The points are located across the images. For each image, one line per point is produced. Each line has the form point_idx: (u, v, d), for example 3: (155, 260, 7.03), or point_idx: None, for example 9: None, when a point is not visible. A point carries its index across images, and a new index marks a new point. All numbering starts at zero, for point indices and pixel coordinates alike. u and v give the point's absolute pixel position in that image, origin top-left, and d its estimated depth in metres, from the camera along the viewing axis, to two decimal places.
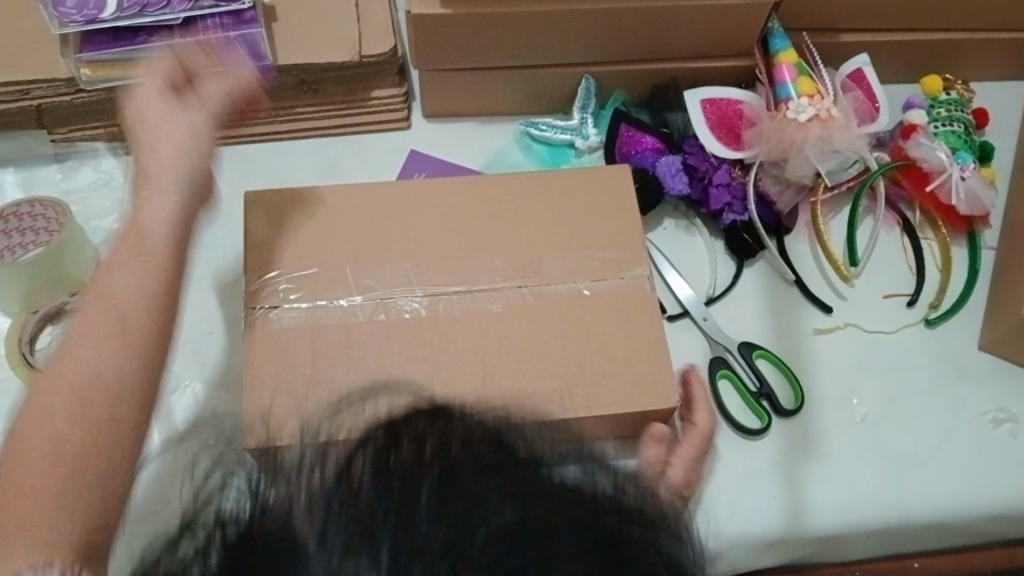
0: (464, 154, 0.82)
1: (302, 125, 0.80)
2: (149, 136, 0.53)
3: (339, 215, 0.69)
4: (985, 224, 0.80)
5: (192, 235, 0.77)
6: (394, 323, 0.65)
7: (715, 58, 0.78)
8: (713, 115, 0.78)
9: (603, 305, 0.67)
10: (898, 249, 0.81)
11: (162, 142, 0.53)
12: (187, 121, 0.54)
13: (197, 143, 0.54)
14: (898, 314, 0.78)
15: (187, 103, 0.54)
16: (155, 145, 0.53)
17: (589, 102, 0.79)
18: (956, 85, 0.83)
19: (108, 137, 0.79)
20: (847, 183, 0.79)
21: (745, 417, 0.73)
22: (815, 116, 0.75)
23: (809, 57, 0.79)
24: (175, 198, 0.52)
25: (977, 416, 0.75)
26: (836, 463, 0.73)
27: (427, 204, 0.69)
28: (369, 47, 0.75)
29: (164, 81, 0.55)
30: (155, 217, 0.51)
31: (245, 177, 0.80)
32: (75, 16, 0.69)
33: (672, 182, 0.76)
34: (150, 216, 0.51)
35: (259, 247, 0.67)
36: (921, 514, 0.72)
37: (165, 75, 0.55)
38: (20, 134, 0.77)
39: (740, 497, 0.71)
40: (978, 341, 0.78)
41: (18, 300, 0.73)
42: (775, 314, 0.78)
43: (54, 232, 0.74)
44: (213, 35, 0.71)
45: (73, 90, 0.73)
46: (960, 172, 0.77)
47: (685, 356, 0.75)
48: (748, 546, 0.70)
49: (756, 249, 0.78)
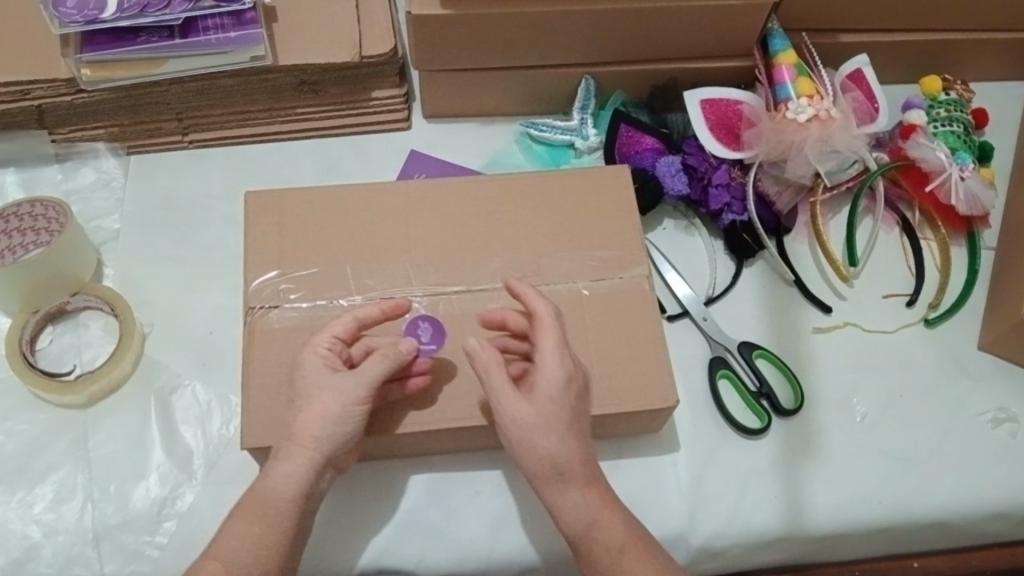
0: (464, 154, 0.82)
1: (303, 126, 0.80)
2: (307, 392, 0.59)
3: (339, 215, 0.69)
4: (985, 223, 0.81)
5: (193, 235, 0.78)
6: (394, 325, 0.65)
7: (714, 59, 0.79)
8: (713, 115, 0.78)
9: (602, 305, 0.67)
10: (898, 249, 0.81)
11: (314, 417, 0.58)
12: (339, 404, 0.58)
13: (346, 415, 0.58)
14: (898, 313, 0.78)
15: (344, 386, 0.58)
16: (307, 410, 0.58)
17: (589, 103, 0.79)
18: (956, 85, 0.83)
19: (108, 137, 0.78)
20: (846, 183, 0.79)
21: (745, 417, 0.73)
22: (815, 116, 0.75)
23: (809, 57, 0.79)
24: (303, 461, 0.58)
25: (977, 416, 0.75)
26: (837, 463, 0.73)
27: (427, 203, 0.70)
28: (370, 47, 0.75)
29: (326, 356, 0.60)
30: (281, 480, 0.58)
31: (246, 177, 0.80)
32: (75, 16, 0.68)
33: (672, 182, 0.76)
34: (281, 469, 0.58)
35: (260, 247, 0.67)
36: (921, 514, 0.72)
37: (331, 340, 0.61)
38: (20, 134, 0.77)
39: (740, 496, 0.71)
40: (978, 341, 0.78)
41: (18, 301, 0.73)
42: (774, 314, 0.78)
43: (54, 232, 0.74)
44: (213, 36, 0.71)
45: (73, 90, 0.73)
46: (960, 172, 0.77)
47: (685, 356, 0.75)
48: (747, 545, 0.71)
49: (756, 248, 0.78)
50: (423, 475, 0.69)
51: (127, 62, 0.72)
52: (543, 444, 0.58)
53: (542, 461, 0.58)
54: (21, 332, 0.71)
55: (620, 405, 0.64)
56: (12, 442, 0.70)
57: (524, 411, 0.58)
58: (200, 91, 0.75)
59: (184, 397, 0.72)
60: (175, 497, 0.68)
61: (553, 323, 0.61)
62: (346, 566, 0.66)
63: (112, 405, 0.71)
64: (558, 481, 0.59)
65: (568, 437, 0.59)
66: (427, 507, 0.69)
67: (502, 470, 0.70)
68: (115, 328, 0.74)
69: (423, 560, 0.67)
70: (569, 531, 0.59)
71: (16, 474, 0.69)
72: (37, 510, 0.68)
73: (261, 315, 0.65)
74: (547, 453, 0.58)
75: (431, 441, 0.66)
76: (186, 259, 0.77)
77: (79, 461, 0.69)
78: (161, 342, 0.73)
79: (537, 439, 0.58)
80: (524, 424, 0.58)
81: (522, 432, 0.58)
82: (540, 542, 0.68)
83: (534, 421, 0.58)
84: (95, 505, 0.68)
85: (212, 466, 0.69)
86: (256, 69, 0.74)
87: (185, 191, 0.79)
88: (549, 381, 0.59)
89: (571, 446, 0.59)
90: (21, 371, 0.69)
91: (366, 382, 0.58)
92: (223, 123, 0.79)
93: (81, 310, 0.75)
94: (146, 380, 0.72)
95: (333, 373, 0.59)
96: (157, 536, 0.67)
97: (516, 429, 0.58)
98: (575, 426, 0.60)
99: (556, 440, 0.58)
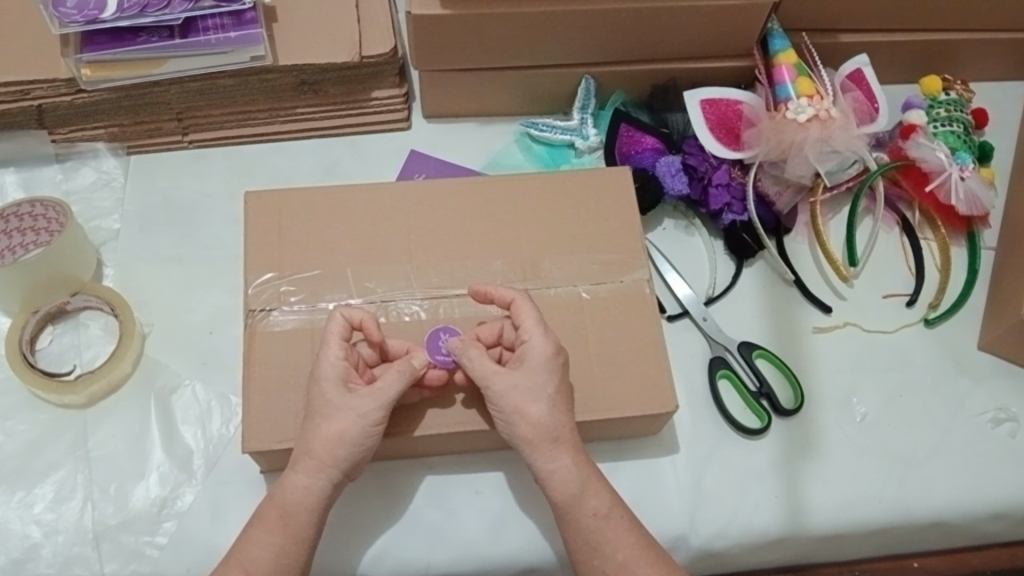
0: (464, 155, 0.82)
1: (302, 125, 0.80)
2: (326, 410, 0.58)
3: (337, 216, 0.69)
4: (985, 223, 0.81)
5: (193, 235, 0.78)
6: (394, 326, 0.65)
7: (714, 59, 0.79)
8: (713, 116, 0.78)
9: (601, 307, 0.67)
10: (898, 249, 0.81)
11: (334, 437, 0.58)
12: (354, 416, 0.58)
13: (365, 436, 0.58)
14: (897, 313, 0.78)
15: (362, 403, 0.58)
16: (326, 428, 0.58)
17: (589, 103, 0.79)
18: (956, 85, 0.83)
19: (108, 137, 0.78)
20: (847, 183, 0.79)
21: (745, 417, 0.73)
22: (815, 116, 0.75)
23: (809, 57, 0.79)
24: (314, 459, 0.58)
25: (977, 416, 0.75)
26: (836, 463, 0.73)
27: (427, 204, 0.70)
28: (370, 47, 0.75)
29: (342, 370, 0.60)
30: (301, 492, 0.58)
31: (246, 177, 0.80)
32: (75, 16, 0.68)
33: (672, 181, 0.76)
34: (302, 482, 0.58)
35: (260, 247, 0.67)
36: (921, 513, 0.72)
37: (343, 350, 0.60)
38: (20, 134, 0.77)
39: (739, 498, 0.71)
40: (978, 341, 0.78)
41: (16, 301, 0.73)
42: (774, 314, 0.78)
43: (54, 232, 0.74)
44: (212, 36, 0.71)
45: (73, 90, 0.73)
46: (960, 172, 0.77)
47: (685, 355, 0.75)
48: (747, 544, 0.71)
49: (756, 248, 0.78)
50: (423, 475, 0.69)
51: (127, 61, 0.72)
52: (534, 411, 0.59)
53: (535, 428, 0.59)
54: (21, 332, 0.71)
55: (620, 409, 0.64)
56: (12, 442, 0.70)
57: (516, 380, 0.59)
58: (199, 91, 0.75)
59: (183, 397, 0.72)
60: (175, 497, 0.68)
61: (529, 304, 0.62)
62: (347, 566, 0.66)
63: (112, 406, 0.71)
64: (550, 474, 0.59)
65: (559, 405, 0.60)
66: (427, 508, 0.69)
67: (502, 471, 0.70)
68: (115, 328, 0.74)
69: (423, 560, 0.67)
70: (570, 507, 0.59)
71: (16, 474, 0.69)
72: (37, 510, 0.68)
73: (262, 318, 0.65)
74: (540, 427, 0.59)
75: (432, 443, 0.66)
76: (186, 259, 0.77)
77: (79, 461, 0.69)
78: (161, 342, 0.73)
79: (533, 411, 0.59)
80: (515, 395, 0.59)
81: (514, 402, 0.59)
82: (540, 541, 0.68)
83: (527, 394, 0.59)
84: (95, 505, 0.68)
85: (212, 467, 0.69)
86: (256, 69, 0.74)
87: (185, 190, 0.79)
88: (537, 352, 0.59)
89: (563, 415, 0.60)
90: (19, 368, 0.69)
91: (385, 402, 0.58)
92: (223, 122, 0.79)
93: (81, 311, 0.75)
94: (147, 381, 0.72)
95: (349, 392, 0.59)
96: (157, 536, 0.67)
97: (508, 401, 0.59)
98: (565, 393, 0.61)
99: (548, 408, 0.59)
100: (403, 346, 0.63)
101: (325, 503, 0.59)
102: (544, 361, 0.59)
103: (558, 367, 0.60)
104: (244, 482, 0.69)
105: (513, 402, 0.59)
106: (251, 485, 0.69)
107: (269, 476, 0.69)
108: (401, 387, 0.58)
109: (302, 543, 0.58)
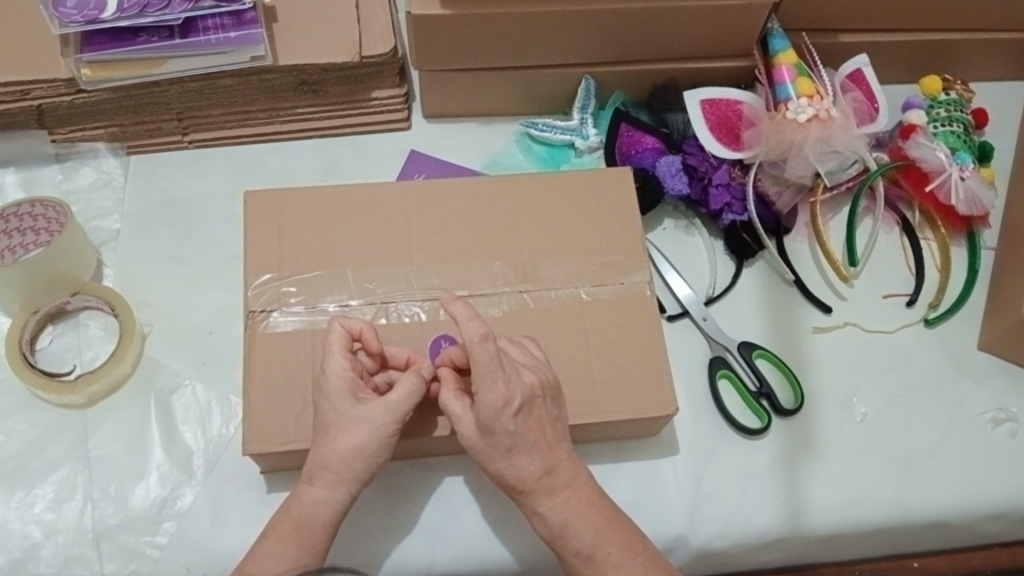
0: (464, 155, 0.82)
1: (302, 125, 0.80)
2: (342, 425, 0.58)
3: (337, 217, 0.69)
4: (985, 224, 0.81)
5: (193, 235, 0.78)
6: (393, 327, 0.66)
7: (715, 59, 0.79)
8: (713, 116, 0.78)
9: (602, 309, 0.67)
10: (898, 250, 0.81)
11: (340, 442, 0.57)
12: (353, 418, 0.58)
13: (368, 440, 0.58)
14: (897, 313, 0.78)
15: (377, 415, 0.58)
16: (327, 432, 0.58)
17: (589, 103, 0.79)
18: (956, 85, 0.83)
19: (108, 137, 0.78)
20: (847, 183, 0.79)
21: (746, 417, 0.73)
22: (815, 116, 0.75)
23: (809, 57, 0.79)
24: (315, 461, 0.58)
25: (978, 415, 0.75)
26: (836, 463, 0.73)
27: (427, 203, 0.70)
28: (370, 47, 0.75)
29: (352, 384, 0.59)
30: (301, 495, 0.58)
31: (246, 177, 0.80)
32: (75, 17, 0.68)
33: (673, 181, 0.76)
34: None
35: (260, 247, 0.67)
36: (921, 513, 0.72)
37: (348, 362, 0.59)
38: (20, 134, 0.77)
39: (740, 497, 0.71)
40: (978, 341, 0.78)
41: (16, 301, 0.72)
42: (775, 314, 0.78)
43: (54, 232, 0.74)
44: (212, 36, 0.71)
45: (73, 90, 0.73)
46: (960, 172, 0.77)
47: (686, 355, 0.75)
48: (747, 544, 0.71)
49: (756, 249, 0.78)
50: (424, 476, 0.69)
51: (127, 61, 0.72)
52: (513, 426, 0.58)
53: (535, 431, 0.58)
54: (21, 332, 0.71)
55: (619, 411, 0.64)
56: (12, 442, 0.70)
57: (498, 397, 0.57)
58: (199, 91, 0.75)
59: (184, 397, 0.72)
60: (175, 497, 0.68)
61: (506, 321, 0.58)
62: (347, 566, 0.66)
63: (112, 405, 0.71)
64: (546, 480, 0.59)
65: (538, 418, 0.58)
66: (427, 509, 0.69)
67: None
68: (115, 328, 0.74)
69: (423, 559, 0.67)
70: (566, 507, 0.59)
71: (16, 474, 0.69)
72: (37, 510, 0.68)
73: (262, 318, 0.65)
74: (504, 469, 0.58)
75: (431, 443, 0.66)
76: (185, 259, 0.77)
77: (79, 460, 0.69)
78: (161, 342, 0.73)
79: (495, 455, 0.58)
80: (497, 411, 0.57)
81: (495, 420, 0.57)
82: (540, 541, 0.68)
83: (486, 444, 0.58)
84: (95, 505, 0.68)
85: (212, 467, 0.69)
86: (256, 69, 0.74)
87: (185, 190, 0.79)
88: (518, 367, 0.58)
89: (525, 467, 0.58)
90: (19, 368, 0.69)
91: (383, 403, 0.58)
92: (223, 122, 0.79)
93: (81, 311, 0.75)
94: (147, 381, 0.72)
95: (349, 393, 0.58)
96: (157, 536, 0.67)
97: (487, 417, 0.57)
98: (531, 440, 0.58)
99: (505, 461, 0.58)
100: (404, 355, 0.63)
101: (328, 507, 0.58)
102: (493, 418, 0.56)
103: (509, 421, 0.57)
104: (244, 482, 0.69)
105: (471, 443, 0.59)
106: (252, 485, 0.69)
107: (270, 476, 0.69)
108: (415, 395, 0.58)
109: (304, 548, 0.58)
